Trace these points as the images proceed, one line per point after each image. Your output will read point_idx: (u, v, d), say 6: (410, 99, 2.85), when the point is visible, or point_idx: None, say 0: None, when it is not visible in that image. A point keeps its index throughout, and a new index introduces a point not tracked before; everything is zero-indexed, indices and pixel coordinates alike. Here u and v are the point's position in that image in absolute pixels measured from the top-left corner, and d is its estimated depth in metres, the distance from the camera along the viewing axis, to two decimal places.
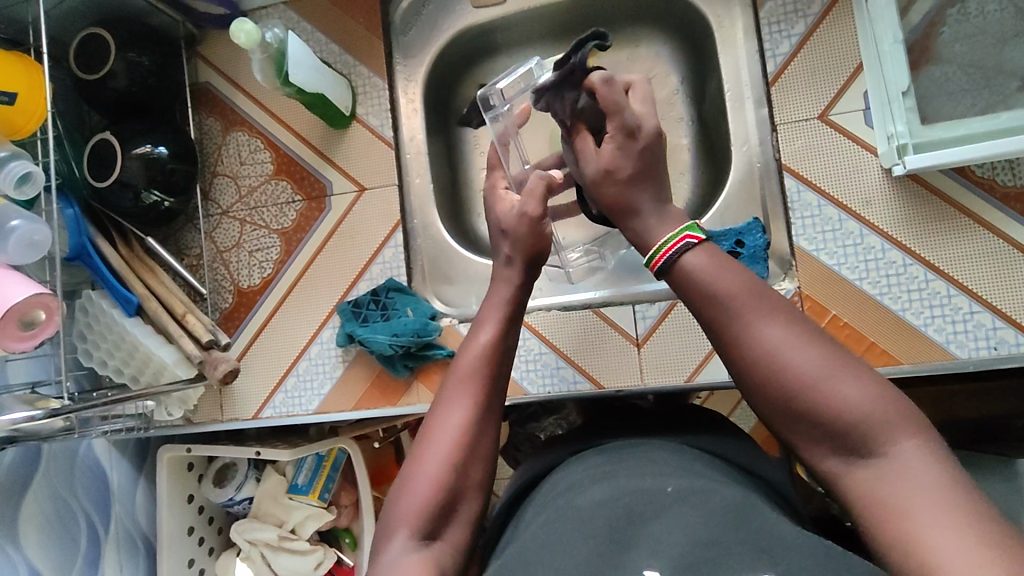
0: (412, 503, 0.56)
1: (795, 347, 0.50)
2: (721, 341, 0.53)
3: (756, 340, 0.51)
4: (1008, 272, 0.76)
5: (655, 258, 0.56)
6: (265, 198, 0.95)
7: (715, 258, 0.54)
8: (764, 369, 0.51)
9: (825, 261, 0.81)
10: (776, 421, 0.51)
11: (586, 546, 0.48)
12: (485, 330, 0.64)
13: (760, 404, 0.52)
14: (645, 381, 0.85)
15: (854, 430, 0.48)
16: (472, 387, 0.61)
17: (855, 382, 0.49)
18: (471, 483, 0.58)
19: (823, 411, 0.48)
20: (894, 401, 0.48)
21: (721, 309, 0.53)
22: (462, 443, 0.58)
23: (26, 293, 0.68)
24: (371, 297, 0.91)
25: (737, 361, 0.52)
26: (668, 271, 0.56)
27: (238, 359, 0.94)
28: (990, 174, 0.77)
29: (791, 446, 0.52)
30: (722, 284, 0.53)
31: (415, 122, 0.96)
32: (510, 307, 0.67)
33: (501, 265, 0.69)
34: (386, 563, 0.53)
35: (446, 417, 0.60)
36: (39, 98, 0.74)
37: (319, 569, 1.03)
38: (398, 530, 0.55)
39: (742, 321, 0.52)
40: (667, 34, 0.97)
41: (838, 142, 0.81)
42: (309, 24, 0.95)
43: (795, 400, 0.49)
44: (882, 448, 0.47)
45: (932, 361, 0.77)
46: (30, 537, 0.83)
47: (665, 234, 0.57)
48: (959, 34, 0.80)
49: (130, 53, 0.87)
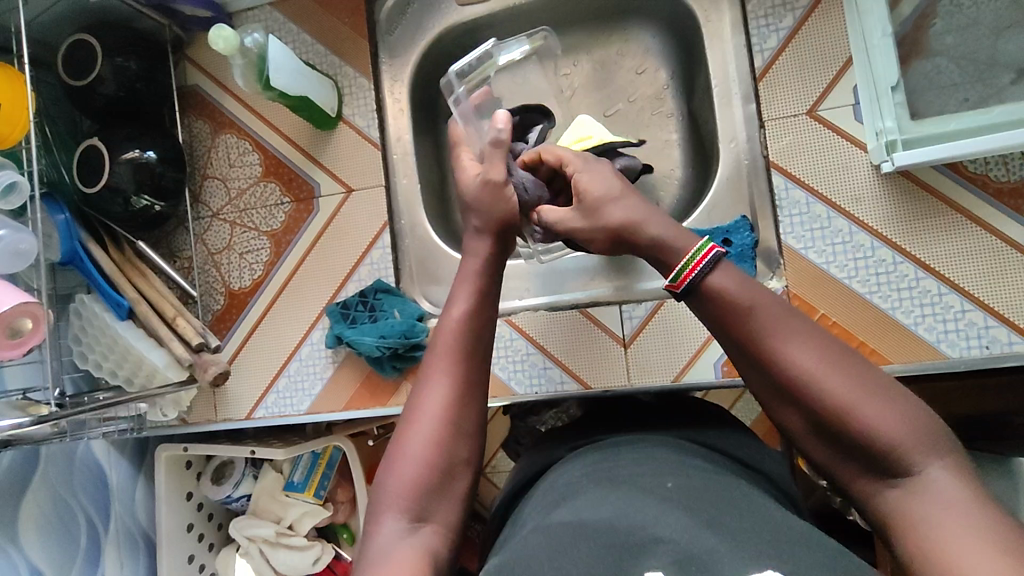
0: (399, 482, 0.56)
1: (828, 365, 0.50)
2: (735, 353, 0.54)
3: (781, 358, 0.51)
4: (999, 270, 0.74)
5: (681, 276, 0.55)
6: (255, 200, 0.96)
7: (740, 279, 0.54)
8: (786, 387, 0.50)
9: (813, 260, 0.79)
10: (801, 433, 0.51)
11: (590, 540, 0.47)
12: (457, 309, 0.65)
13: (787, 417, 0.52)
14: (632, 381, 0.85)
15: (871, 448, 0.47)
16: (451, 363, 0.61)
17: (851, 373, 0.49)
18: (458, 462, 0.58)
19: (827, 403, 0.49)
20: (908, 420, 0.47)
21: (749, 325, 0.52)
22: (445, 419, 0.58)
23: (13, 303, 0.69)
24: (359, 299, 0.91)
25: (767, 380, 0.52)
26: (695, 288, 0.55)
27: (229, 362, 0.94)
28: (984, 170, 0.75)
29: (808, 454, 0.52)
30: (740, 297, 0.53)
31: (401, 122, 0.96)
32: (483, 281, 0.67)
33: (474, 239, 0.70)
34: (376, 547, 0.53)
35: (428, 394, 0.60)
36: (24, 108, 0.74)
37: (317, 564, 1.04)
38: (386, 513, 0.55)
39: (761, 331, 0.52)
40: (656, 29, 0.96)
41: (827, 138, 0.79)
42: (295, 25, 0.94)
43: (818, 416, 0.49)
44: (887, 436, 0.47)
45: (920, 360, 0.76)
46: (30, 537, 0.85)
47: (688, 250, 0.56)
48: (950, 26, 0.78)
49: (117, 58, 0.87)
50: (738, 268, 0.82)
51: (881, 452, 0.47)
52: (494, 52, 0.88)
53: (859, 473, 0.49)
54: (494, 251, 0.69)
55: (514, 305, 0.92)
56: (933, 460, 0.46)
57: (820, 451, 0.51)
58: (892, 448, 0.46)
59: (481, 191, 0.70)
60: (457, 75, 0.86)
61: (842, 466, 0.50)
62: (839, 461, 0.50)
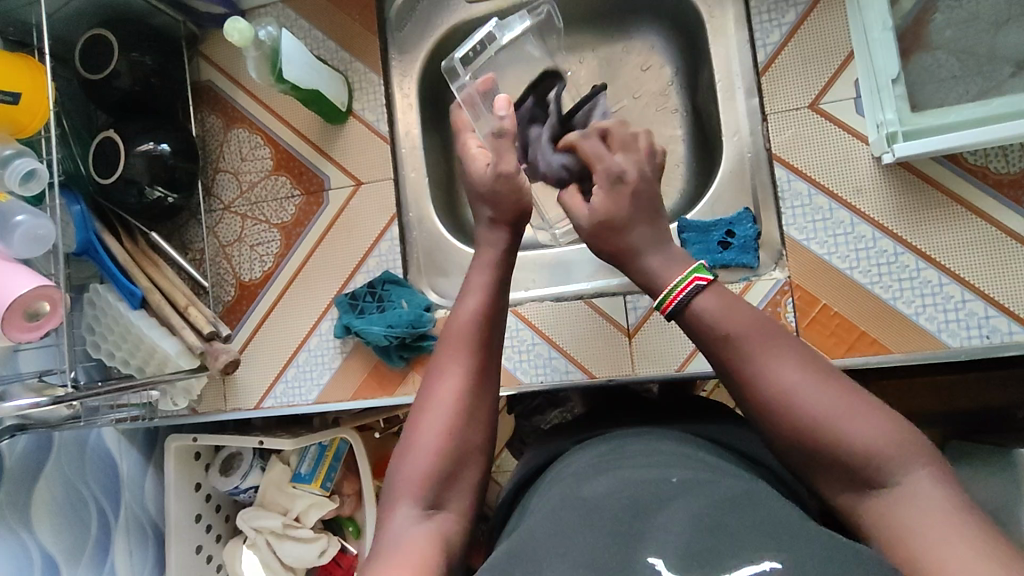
0: (413, 471, 0.56)
1: (806, 383, 0.51)
2: (723, 374, 0.55)
3: (769, 379, 0.52)
4: (1000, 259, 0.75)
5: (667, 300, 0.59)
6: (265, 193, 0.98)
7: (725, 300, 0.57)
8: (773, 405, 0.52)
9: (816, 250, 0.80)
10: (790, 454, 0.52)
11: (595, 534, 0.47)
12: (471, 301, 0.66)
13: (773, 435, 0.52)
14: (637, 371, 0.86)
15: (863, 463, 0.48)
16: (465, 353, 0.62)
17: (833, 391, 0.51)
18: (472, 450, 0.59)
19: (810, 419, 0.50)
20: (900, 433, 0.48)
21: (731, 350, 0.54)
22: (461, 408, 0.59)
23: (30, 286, 0.70)
24: (367, 290, 0.93)
25: (754, 402, 0.53)
26: (681, 313, 0.58)
27: (239, 351, 0.96)
28: (983, 161, 0.76)
29: (805, 473, 0.52)
30: (720, 325, 0.55)
31: (410, 117, 0.98)
32: (496, 274, 0.68)
33: (487, 231, 0.71)
34: (393, 532, 0.53)
35: (443, 384, 0.60)
36: (43, 99, 0.76)
37: (323, 556, 1.05)
38: (402, 499, 0.55)
39: (748, 353, 0.54)
40: (660, 25, 0.97)
41: (830, 131, 0.80)
42: (307, 22, 0.96)
43: (808, 434, 0.50)
44: (866, 445, 0.48)
45: (924, 350, 0.77)
46: (41, 523, 0.87)
47: (674, 276, 0.59)
48: (951, 20, 0.79)
49: (132, 53, 0.89)
50: (740, 259, 0.84)
51: (855, 462, 0.48)
52: (497, 34, 0.84)
53: (836, 476, 0.50)
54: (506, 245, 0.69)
55: (522, 296, 0.94)
56: (907, 462, 0.47)
57: (807, 468, 0.51)
58: (873, 459, 0.48)
59: (496, 185, 0.68)
60: (463, 64, 0.82)
61: (837, 478, 0.50)
62: (815, 467, 0.51)
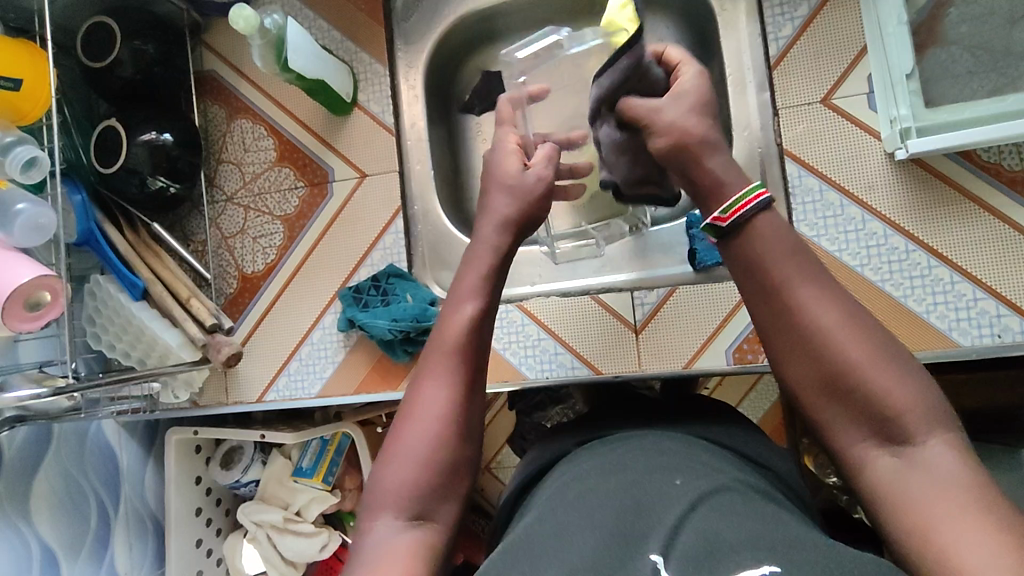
0: (398, 481, 0.53)
1: (846, 328, 0.48)
2: (758, 308, 0.52)
3: (808, 319, 0.49)
4: (1010, 256, 0.74)
5: (731, 209, 0.54)
6: (269, 184, 0.97)
7: (777, 229, 0.54)
8: (806, 345, 0.49)
9: (825, 247, 0.80)
10: (814, 405, 0.49)
11: (595, 535, 0.46)
12: (465, 305, 0.62)
13: (796, 381, 0.50)
14: (643, 367, 0.85)
15: (892, 423, 0.46)
16: (453, 360, 0.59)
17: (871, 341, 0.48)
18: (461, 461, 0.56)
19: (845, 368, 0.47)
20: (930, 399, 0.46)
21: (770, 284, 0.51)
22: (450, 418, 0.56)
23: (30, 275, 0.69)
24: (371, 283, 0.92)
25: (786, 343, 0.50)
26: (736, 230, 0.54)
27: (242, 344, 0.95)
28: (997, 158, 0.75)
29: (824, 439, 0.49)
30: (768, 265, 0.52)
31: (415, 109, 0.97)
32: (491, 276, 0.64)
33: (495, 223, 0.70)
34: (375, 543, 0.51)
35: (431, 393, 0.57)
36: (45, 82, 0.75)
37: (324, 551, 1.04)
38: (384, 510, 0.53)
39: (788, 289, 0.51)
40: (669, 19, 0.96)
41: (841, 126, 0.80)
42: (311, 11, 0.95)
43: (841, 380, 0.47)
44: (898, 403, 0.46)
45: (934, 349, 0.76)
46: (40, 515, 0.86)
47: (741, 188, 0.55)
48: (965, 15, 0.78)
49: (135, 41, 0.87)
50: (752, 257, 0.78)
51: (882, 421, 0.46)
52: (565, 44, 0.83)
53: (859, 442, 0.47)
54: (510, 237, 0.67)
55: (527, 291, 0.94)
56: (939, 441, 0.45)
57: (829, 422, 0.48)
58: (902, 429, 0.45)
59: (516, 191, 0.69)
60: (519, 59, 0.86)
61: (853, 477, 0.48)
62: (834, 424, 0.48)
